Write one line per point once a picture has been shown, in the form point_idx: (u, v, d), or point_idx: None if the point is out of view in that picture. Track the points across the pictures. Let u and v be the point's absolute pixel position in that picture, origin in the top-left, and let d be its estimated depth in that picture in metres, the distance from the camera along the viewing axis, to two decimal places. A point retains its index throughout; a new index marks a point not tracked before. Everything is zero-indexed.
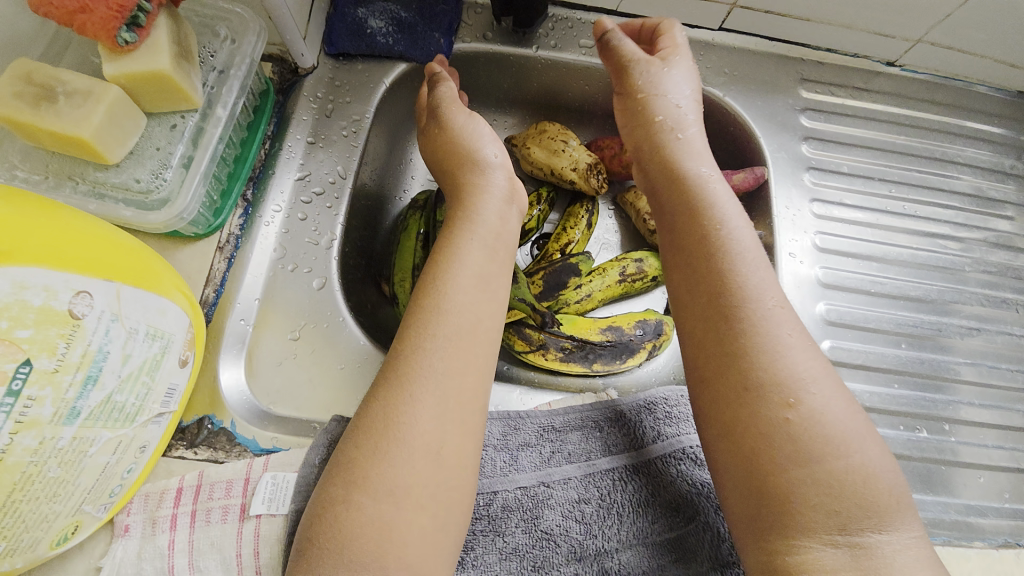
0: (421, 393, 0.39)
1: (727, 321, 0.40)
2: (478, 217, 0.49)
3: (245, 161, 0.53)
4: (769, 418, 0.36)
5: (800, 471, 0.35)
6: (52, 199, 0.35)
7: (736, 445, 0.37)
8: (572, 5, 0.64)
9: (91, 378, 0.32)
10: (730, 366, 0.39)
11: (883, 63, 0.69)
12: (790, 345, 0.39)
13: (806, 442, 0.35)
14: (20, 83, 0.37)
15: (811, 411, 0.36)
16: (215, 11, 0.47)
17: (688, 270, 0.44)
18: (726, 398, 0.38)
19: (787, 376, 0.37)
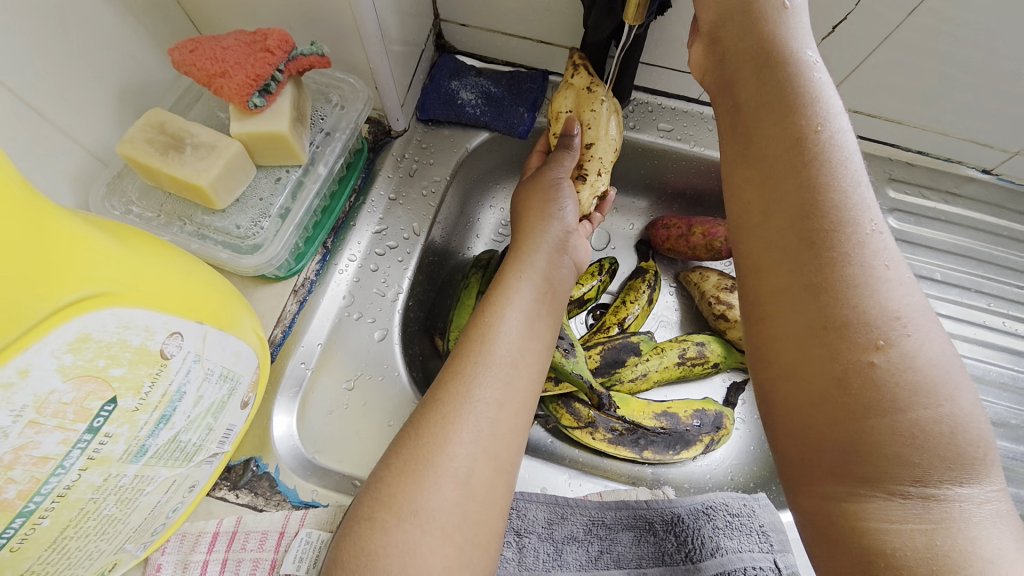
0: (462, 422, 0.39)
1: (818, 289, 0.30)
2: (528, 263, 0.49)
3: (332, 212, 0.56)
4: (856, 379, 0.28)
5: (883, 445, 0.27)
6: (162, 239, 0.36)
7: (799, 346, 0.30)
8: (653, 91, 0.66)
9: (164, 417, 0.33)
10: (797, 224, 0.31)
11: (979, 170, 0.64)
12: (888, 277, 0.29)
13: (896, 421, 0.27)
14: (153, 131, 0.41)
15: (903, 355, 0.28)
16: (330, 80, 0.52)
17: (784, 241, 0.32)
18: (808, 370, 0.30)
19: (878, 312, 0.29)
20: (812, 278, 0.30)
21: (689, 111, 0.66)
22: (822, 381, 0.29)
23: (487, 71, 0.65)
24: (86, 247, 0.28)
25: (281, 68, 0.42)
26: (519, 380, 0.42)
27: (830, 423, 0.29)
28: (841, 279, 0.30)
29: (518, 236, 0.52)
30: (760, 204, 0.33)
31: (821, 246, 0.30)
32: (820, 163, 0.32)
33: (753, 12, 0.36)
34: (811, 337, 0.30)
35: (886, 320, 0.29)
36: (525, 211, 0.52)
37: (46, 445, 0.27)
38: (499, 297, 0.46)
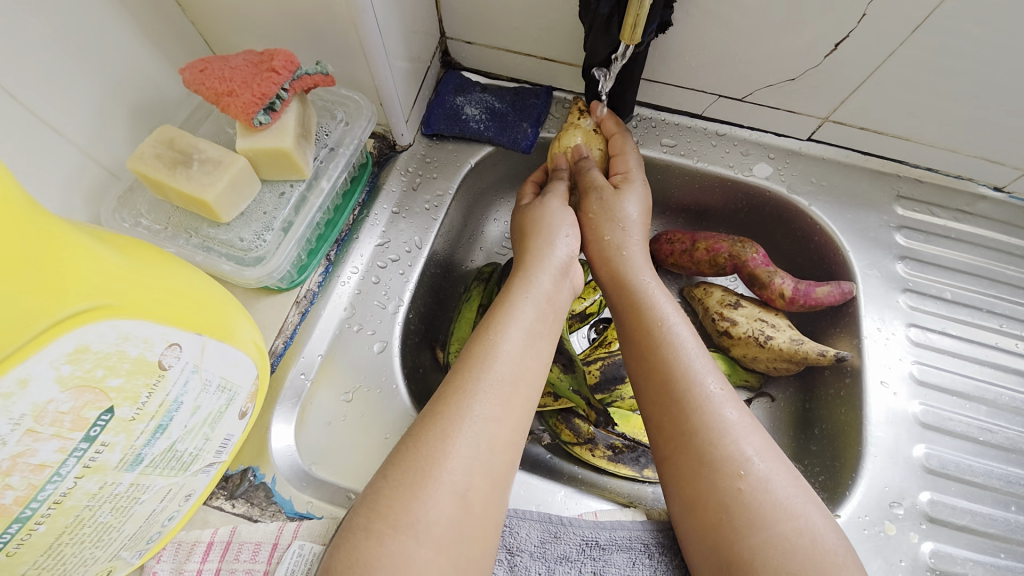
0: (458, 438, 0.38)
1: (690, 443, 0.40)
2: (532, 283, 0.49)
3: (335, 225, 0.56)
4: (722, 491, 0.38)
5: (755, 539, 0.36)
6: (168, 253, 0.37)
7: (688, 481, 0.40)
8: (657, 107, 0.66)
9: (161, 427, 0.33)
10: (670, 390, 0.43)
11: (990, 187, 0.63)
12: (734, 420, 0.41)
13: (756, 510, 0.37)
14: (163, 146, 0.42)
15: (757, 481, 0.38)
16: (336, 97, 0.53)
17: (661, 393, 0.43)
18: (686, 476, 0.40)
19: (733, 452, 0.39)
20: (688, 452, 0.40)
21: (693, 126, 0.66)
22: (705, 519, 0.39)
23: (492, 87, 0.66)
24: (88, 260, 0.29)
25: (287, 88, 0.43)
26: (518, 397, 0.42)
27: (728, 555, 0.37)
28: (702, 427, 0.41)
29: (524, 256, 0.52)
30: (641, 354, 0.46)
31: (689, 404, 0.42)
32: (668, 346, 0.45)
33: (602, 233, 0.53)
34: (695, 485, 0.39)
35: (739, 456, 0.39)
36: (532, 235, 0.53)
37: (43, 453, 0.27)
38: (503, 316, 0.46)
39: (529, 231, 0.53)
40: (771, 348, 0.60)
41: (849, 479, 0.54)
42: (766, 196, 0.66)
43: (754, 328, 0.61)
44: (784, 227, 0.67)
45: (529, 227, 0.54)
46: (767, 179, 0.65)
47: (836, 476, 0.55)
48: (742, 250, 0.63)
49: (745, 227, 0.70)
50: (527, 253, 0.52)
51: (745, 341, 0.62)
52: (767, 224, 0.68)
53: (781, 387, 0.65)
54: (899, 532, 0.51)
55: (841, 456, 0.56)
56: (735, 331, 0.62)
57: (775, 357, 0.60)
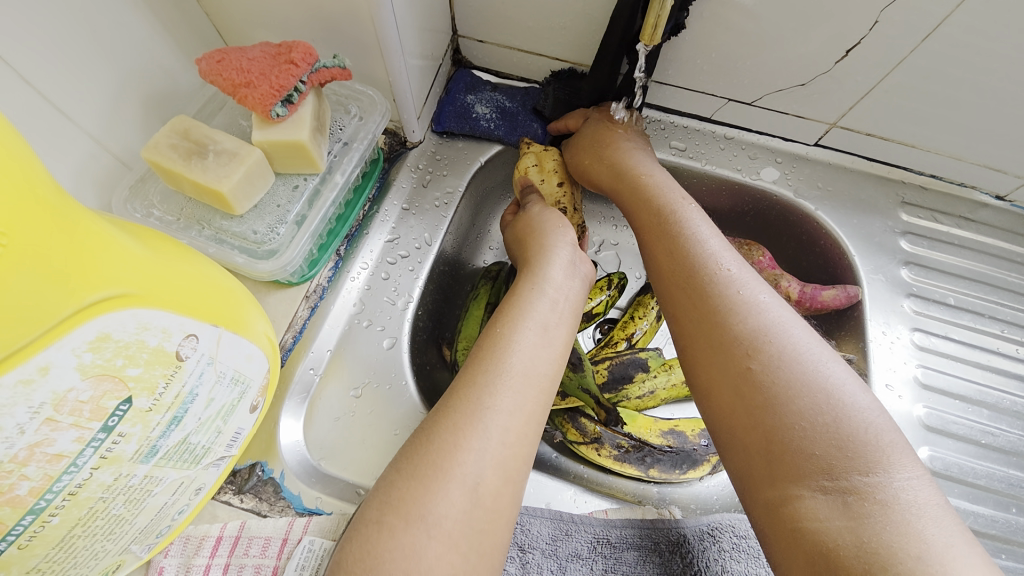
0: (473, 433, 0.38)
1: (709, 321, 0.42)
2: (544, 276, 0.49)
3: (345, 220, 0.56)
4: (735, 372, 0.39)
5: (770, 413, 0.36)
6: (184, 243, 0.37)
7: (706, 366, 0.41)
8: (667, 110, 0.67)
9: (176, 419, 0.33)
10: (684, 281, 0.45)
11: (993, 195, 0.64)
12: (746, 300, 0.42)
13: (770, 386, 0.37)
14: (178, 137, 0.42)
15: (771, 358, 0.38)
16: (350, 92, 0.53)
17: (674, 284, 0.46)
18: (703, 361, 0.41)
19: (746, 333, 0.40)
20: (709, 334, 0.42)
21: (702, 129, 0.67)
22: (730, 394, 0.39)
23: (502, 86, 0.66)
24: (109, 248, 0.29)
25: (305, 80, 0.43)
26: (533, 393, 0.42)
27: (750, 427, 0.37)
28: (720, 309, 0.42)
29: (532, 255, 0.52)
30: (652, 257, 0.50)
31: (702, 289, 0.44)
32: (683, 239, 0.48)
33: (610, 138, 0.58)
34: (715, 361, 0.41)
35: (753, 337, 0.40)
36: (536, 233, 0.54)
37: (61, 443, 0.27)
38: (515, 311, 0.46)
39: (535, 233, 0.54)
40: None
41: None
42: (773, 201, 0.66)
43: None
44: (791, 231, 0.67)
45: (531, 231, 0.55)
46: (774, 183, 0.66)
47: None
48: (748, 254, 0.64)
49: (751, 230, 0.71)
50: (531, 253, 0.53)
51: None
52: (773, 227, 0.68)
53: None
54: None
55: None
56: None
57: None
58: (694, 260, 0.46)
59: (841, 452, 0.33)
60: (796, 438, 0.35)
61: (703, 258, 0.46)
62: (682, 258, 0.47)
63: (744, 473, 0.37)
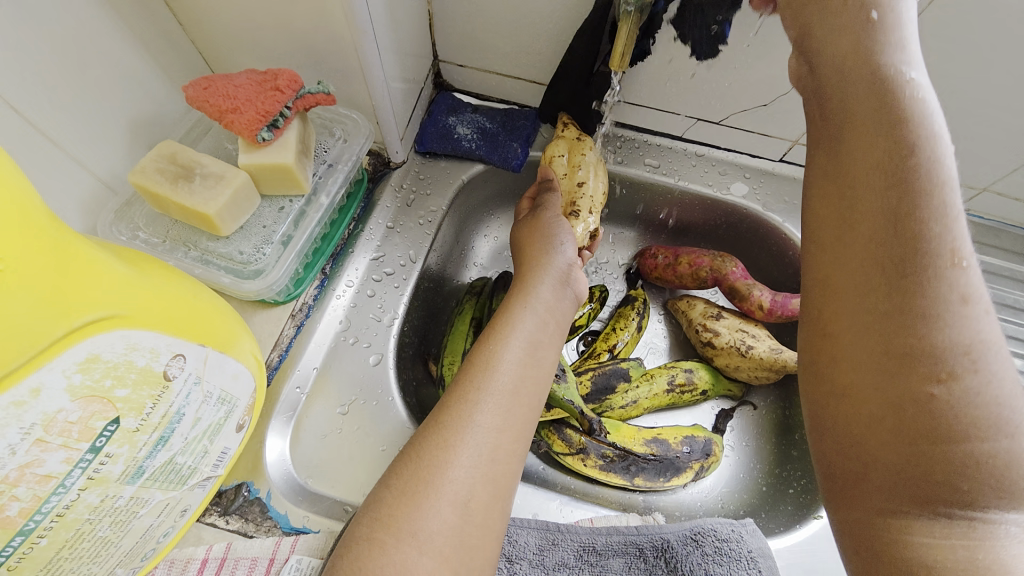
0: (461, 446, 0.39)
1: (883, 268, 0.30)
2: (533, 292, 0.51)
3: (331, 240, 0.57)
4: (936, 313, 0.29)
5: (939, 409, 0.28)
6: (171, 265, 0.37)
7: (882, 321, 0.30)
8: (640, 129, 0.70)
9: (163, 438, 0.33)
10: (882, 185, 0.31)
11: None
12: (966, 271, 0.29)
13: (956, 420, 0.28)
14: (164, 161, 0.43)
15: (970, 321, 0.28)
16: (334, 115, 0.55)
17: (846, 219, 0.32)
18: (869, 296, 0.30)
19: (951, 291, 0.28)
20: (868, 283, 0.31)
21: (674, 147, 0.70)
22: (878, 348, 0.30)
23: (483, 108, 0.69)
24: (99, 271, 0.29)
25: (290, 105, 0.44)
26: (519, 405, 0.43)
27: (869, 406, 0.30)
28: (930, 252, 0.29)
29: (522, 271, 0.54)
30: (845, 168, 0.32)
31: (897, 218, 0.30)
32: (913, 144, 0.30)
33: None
34: (854, 319, 0.31)
35: (955, 302, 0.28)
36: (527, 247, 0.55)
37: (50, 464, 0.27)
38: (502, 326, 0.47)
39: (525, 248, 0.56)
40: (753, 358, 0.63)
41: None
42: (743, 214, 0.70)
43: (736, 339, 0.64)
44: (761, 242, 0.71)
45: (524, 246, 0.56)
46: (744, 198, 0.69)
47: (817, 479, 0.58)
48: (722, 265, 0.66)
49: (724, 242, 0.74)
50: (523, 269, 0.54)
51: (728, 351, 0.64)
52: (745, 239, 0.72)
53: (762, 394, 0.68)
54: None
55: None
56: (717, 341, 0.65)
57: (756, 366, 0.63)
58: (914, 166, 0.30)
59: (985, 445, 0.28)
60: (938, 427, 0.28)
61: (932, 170, 0.30)
62: (869, 159, 0.31)
63: (843, 454, 0.32)
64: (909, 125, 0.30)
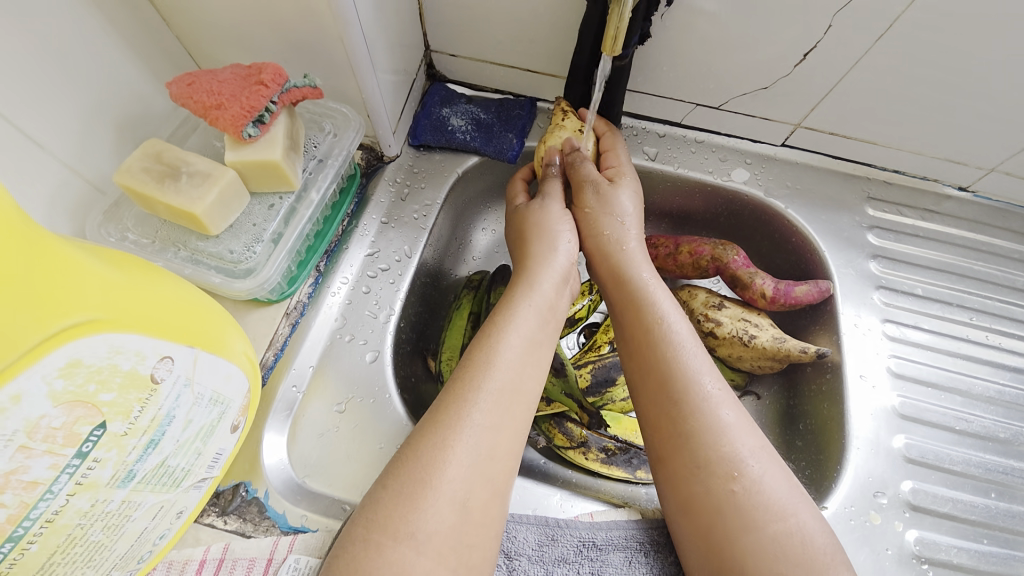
0: (460, 446, 0.39)
1: (648, 381, 0.46)
2: (535, 290, 0.50)
3: (324, 237, 0.56)
4: (715, 493, 0.40)
5: (729, 509, 0.39)
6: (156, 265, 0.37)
7: (682, 482, 0.42)
8: (638, 116, 0.68)
9: (153, 441, 0.33)
10: (669, 424, 0.43)
11: (955, 187, 0.67)
12: (729, 423, 0.42)
13: (749, 510, 0.39)
14: (150, 160, 0.42)
15: (752, 482, 0.40)
16: (324, 110, 0.53)
17: (659, 405, 0.45)
18: (678, 476, 0.42)
19: (728, 454, 0.41)
20: (647, 388, 0.46)
21: (673, 134, 0.68)
22: (683, 496, 0.42)
23: (477, 99, 0.68)
24: (79, 274, 0.29)
25: (275, 100, 0.43)
26: (517, 404, 0.42)
27: (682, 467, 0.42)
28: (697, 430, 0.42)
29: (525, 264, 0.53)
30: (647, 381, 0.46)
31: (647, 349, 0.47)
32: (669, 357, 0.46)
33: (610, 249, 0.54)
34: (645, 413, 0.46)
35: (732, 458, 0.41)
36: (530, 239, 0.55)
37: (36, 470, 0.27)
38: (503, 321, 0.46)
39: (529, 239, 0.55)
40: (756, 347, 0.62)
41: (835, 471, 0.55)
42: (745, 200, 0.68)
43: (738, 328, 0.63)
44: (763, 229, 0.69)
45: (524, 231, 0.56)
46: (746, 184, 0.67)
47: (822, 470, 0.57)
48: (723, 253, 0.65)
49: (726, 231, 0.72)
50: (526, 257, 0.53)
51: (730, 340, 0.63)
52: (747, 227, 0.70)
53: (766, 385, 0.66)
54: (884, 521, 0.52)
55: (826, 450, 0.57)
56: (720, 331, 0.64)
57: (758, 355, 0.62)
58: (670, 375, 0.45)
59: (747, 472, 0.40)
60: (737, 521, 0.39)
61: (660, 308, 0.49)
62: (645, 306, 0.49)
63: (679, 509, 0.42)
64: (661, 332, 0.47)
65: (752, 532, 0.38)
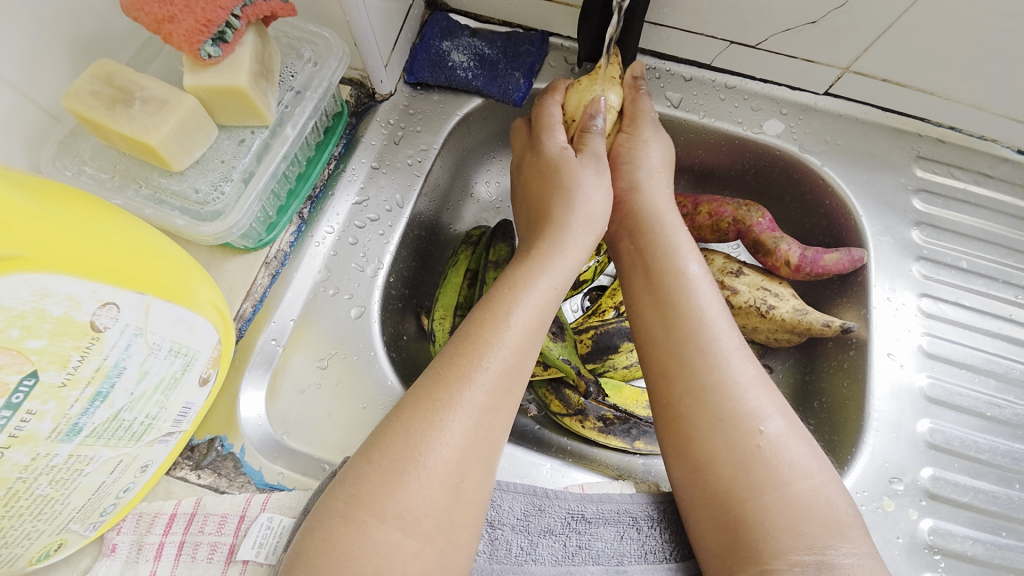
0: (454, 423, 0.36)
1: (669, 330, 0.42)
2: (560, 245, 0.44)
3: (307, 180, 0.52)
4: (741, 447, 0.37)
5: (752, 466, 0.36)
6: (105, 204, 0.34)
7: (701, 438, 0.38)
8: (662, 55, 0.61)
9: (100, 394, 0.31)
10: (687, 375, 0.40)
11: (1011, 150, 0.59)
12: (751, 378, 0.39)
13: (773, 466, 0.36)
14: (99, 83, 0.37)
15: (777, 438, 0.37)
16: (303, 33, 0.47)
17: (678, 355, 0.41)
18: (698, 430, 0.38)
19: (753, 408, 0.38)
20: (666, 337, 0.42)
21: (701, 78, 0.61)
22: (700, 452, 0.38)
23: (482, 32, 0.60)
24: None
25: (238, 14, 0.37)
26: (516, 384, 0.39)
27: (701, 421, 0.38)
28: (723, 382, 0.39)
29: (546, 225, 0.46)
30: (666, 329, 0.42)
31: (666, 296, 0.43)
32: (692, 305, 0.42)
33: (632, 193, 0.50)
34: (660, 366, 0.41)
35: (758, 413, 0.38)
36: (561, 170, 0.47)
37: None
38: (519, 292, 0.41)
39: (549, 193, 0.47)
40: (773, 319, 0.57)
41: (848, 453, 0.51)
42: (776, 156, 0.61)
43: (756, 297, 0.58)
44: (794, 189, 0.62)
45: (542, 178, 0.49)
46: (778, 137, 0.60)
47: (834, 451, 0.53)
48: (747, 215, 0.59)
49: (751, 191, 0.66)
50: (547, 214, 0.46)
51: (746, 311, 0.58)
52: (775, 187, 0.64)
53: (781, 357, 0.62)
54: (898, 508, 0.48)
55: (841, 431, 0.53)
56: (735, 301, 0.59)
57: (776, 328, 0.57)
58: (692, 325, 0.41)
59: (770, 430, 0.38)
60: (761, 477, 0.36)
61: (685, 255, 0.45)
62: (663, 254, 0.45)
63: (691, 467, 0.38)
64: (683, 279, 0.44)
65: (774, 489, 0.35)
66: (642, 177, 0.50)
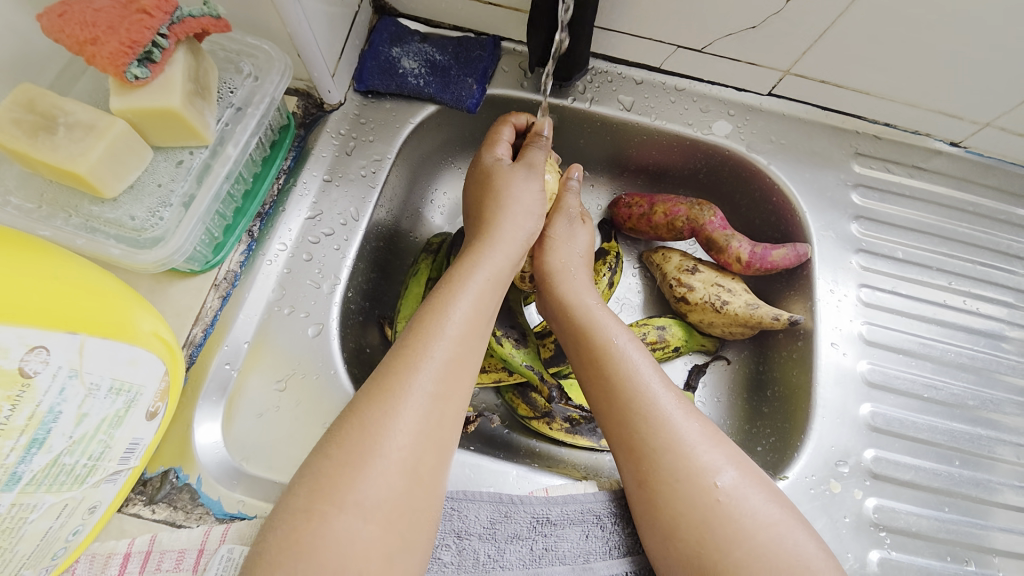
0: (407, 414, 0.36)
1: (614, 402, 0.44)
2: (487, 251, 0.47)
3: (255, 197, 0.51)
4: (700, 506, 0.39)
5: (715, 523, 0.38)
6: (37, 242, 0.34)
7: (662, 504, 0.40)
8: (613, 59, 0.61)
9: (36, 441, 0.30)
10: (638, 448, 0.42)
11: (946, 142, 0.63)
12: (697, 432, 0.42)
13: (734, 519, 0.38)
14: (20, 109, 0.35)
15: (733, 491, 0.40)
16: (242, 46, 0.46)
17: (626, 424, 0.43)
18: (659, 498, 0.41)
19: (704, 464, 0.40)
20: (612, 410, 0.44)
21: (651, 81, 0.62)
22: (666, 520, 0.40)
23: (432, 37, 0.60)
24: None
25: (166, 33, 0.36)
26: (465, 372, 0.40)
27: (661, 486, 0.41)
28: (671, 444, 0.41)
29: (488, 229, 0.49)
30: (610, 404, 0.45)
31: (606, 367, 0.46)
32: (626, 372, 0.45)
33: (552, 265, 0.54)
34: (612, 437, 0.44)
35: (710, 469, 0.40)
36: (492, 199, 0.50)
37: None
38: (458, 288, 0.43)
39: (492, 204, 0.50)
40: (728, 314, 0.59)
41: (799, 440, 0.54)
42: (725, 155, 0.63)
43: (711, 294, 0.60)
44: (743, 187, 0.65)
45: (486, 192, 0.52)
46: (727, 137, 0.62)
47: (786, 438, 0.55)
48: (700, 214, 0.61)
49: (704, 189, 0.68)
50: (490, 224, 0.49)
51: (702, 306, 0.61)
52: (725, 185, 0.66)
53: (737, 349, 0.65)
54: (844, 489, 0.52)
55: (792, 419, 0.56)
56: (692, 297, 0.61)
57: (730, 322, 0.60)
58: (631, 394, 0.44)
59: (723, 484, 0.40)
60: (728, 534, 0.38)
61: (605, 325, 0.48)
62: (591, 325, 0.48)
63: (662, 535, 0.40)
64: (611, 350, 0.46)
65: (740, 545, 0.38)
66: (563, 246, 0.55)
